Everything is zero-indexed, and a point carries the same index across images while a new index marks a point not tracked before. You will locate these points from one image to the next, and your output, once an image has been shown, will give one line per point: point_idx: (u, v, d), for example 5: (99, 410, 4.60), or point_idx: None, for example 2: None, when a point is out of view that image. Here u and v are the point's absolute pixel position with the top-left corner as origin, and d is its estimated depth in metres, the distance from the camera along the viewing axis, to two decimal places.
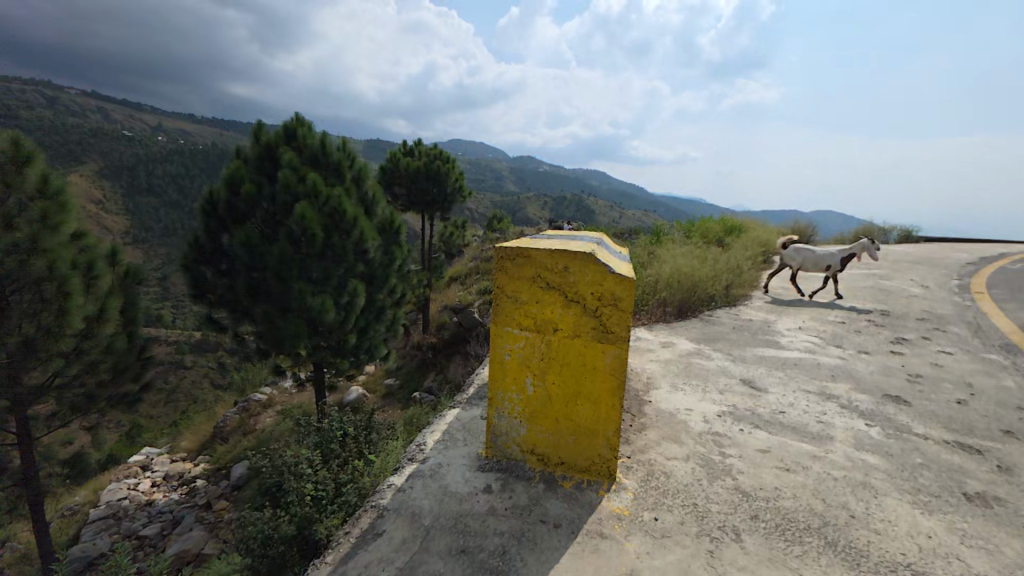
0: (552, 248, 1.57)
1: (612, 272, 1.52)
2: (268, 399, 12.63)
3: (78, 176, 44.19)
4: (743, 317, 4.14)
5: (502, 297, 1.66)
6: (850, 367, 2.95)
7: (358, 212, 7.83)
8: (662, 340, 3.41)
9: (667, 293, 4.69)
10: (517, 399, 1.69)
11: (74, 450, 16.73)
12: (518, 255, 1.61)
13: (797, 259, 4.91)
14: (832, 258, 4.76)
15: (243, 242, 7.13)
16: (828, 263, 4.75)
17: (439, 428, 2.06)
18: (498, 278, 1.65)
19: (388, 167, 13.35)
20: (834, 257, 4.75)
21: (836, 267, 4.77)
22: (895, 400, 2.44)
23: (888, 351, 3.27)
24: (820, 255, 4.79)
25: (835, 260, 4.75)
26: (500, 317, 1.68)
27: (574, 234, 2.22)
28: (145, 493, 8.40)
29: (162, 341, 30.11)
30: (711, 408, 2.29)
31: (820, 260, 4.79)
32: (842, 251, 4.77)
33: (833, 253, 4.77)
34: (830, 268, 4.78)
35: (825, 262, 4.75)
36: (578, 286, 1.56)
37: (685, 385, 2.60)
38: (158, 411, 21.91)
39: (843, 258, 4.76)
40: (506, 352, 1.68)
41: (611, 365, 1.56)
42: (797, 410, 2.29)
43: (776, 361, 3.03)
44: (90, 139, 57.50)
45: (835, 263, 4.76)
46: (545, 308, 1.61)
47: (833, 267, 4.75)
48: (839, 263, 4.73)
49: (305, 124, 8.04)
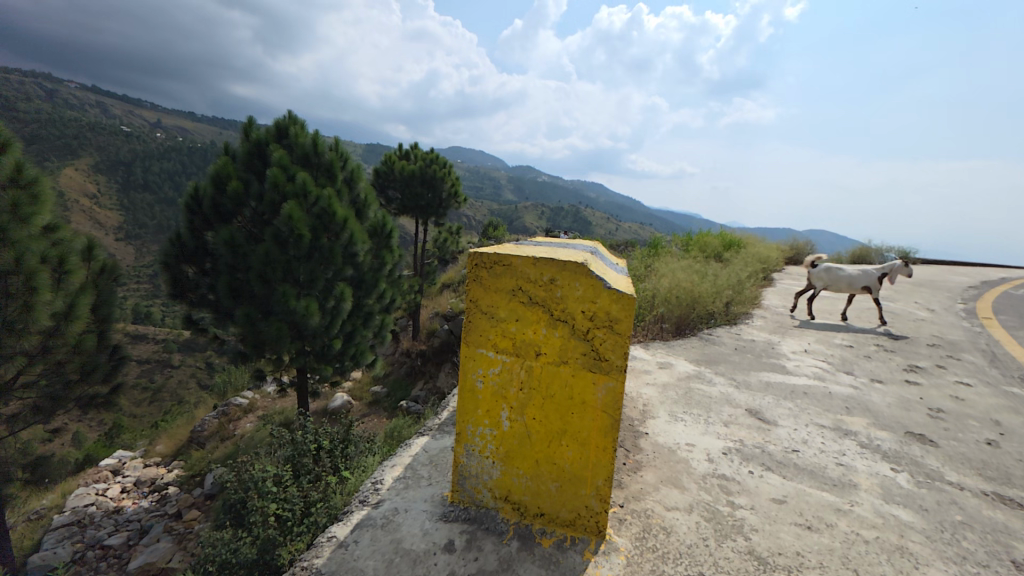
0: (536, 256, 1.31)
1: (607, 287, 1.25)
2: (250, 404, 12.21)
3: (70, 170, 43.65)
4: (745, 338, 3.87)
5: (473, 311, 1.39)
6: (864, 397, 2.69)
7: (348, 214, 7.56)
8: (660, 361, 3.14)
9: (664, 309, 4.42)
10: (491, 435, 1.41)
11: (52, 449, 16.23)
12: (495, 263, 1.33)
13: (828, 278, 4.59)
14: (869, 278, 4.50)
15: (226, 242, 6.82)
16: (865, 284, 4.48)
17: (401, 462, 1.77)
18: (471, 290, 1.38)
19: (382, 170, 13.07)
20: (871, 277, 4.49)
21: (875, 287, 4.48)
22: (919, 439, 2.18)
23: (903, 380, 3.02)
24: (855, 274, 4.52)
25: (872, 280, 4.49)
26: (472, 335, 1.40)
27: (567, 242, 1.98)
28: (113, 499, 7.96)
29: (148, 338, 29.51)
30: (716, 444, 2.01)
31: (855, 280, 4.51)
32: (877, 271, 4.53)
33: (868, 273, 4.52)
34: (867, 289, 4.51)
35: (860, 282, 4.49)
36: (566, 303, 1.30)
37: (685, 415, 2.32)
38: (142, 410, 21.33)
39: (879, 278, 4.51)
40: (478, 379, 1.41)
41: (603, 400, 1.29)
42: (812, 450, 2.02)
43: (783, 389, 2.76)
44: (86, 133, 57.00)
45: (872, 283, 4.50)
46: (524, 327, 1.34)
47: (872, 288, 4.47)
48: (877, 283, 4.48)
49: (297, 122, 7.80)
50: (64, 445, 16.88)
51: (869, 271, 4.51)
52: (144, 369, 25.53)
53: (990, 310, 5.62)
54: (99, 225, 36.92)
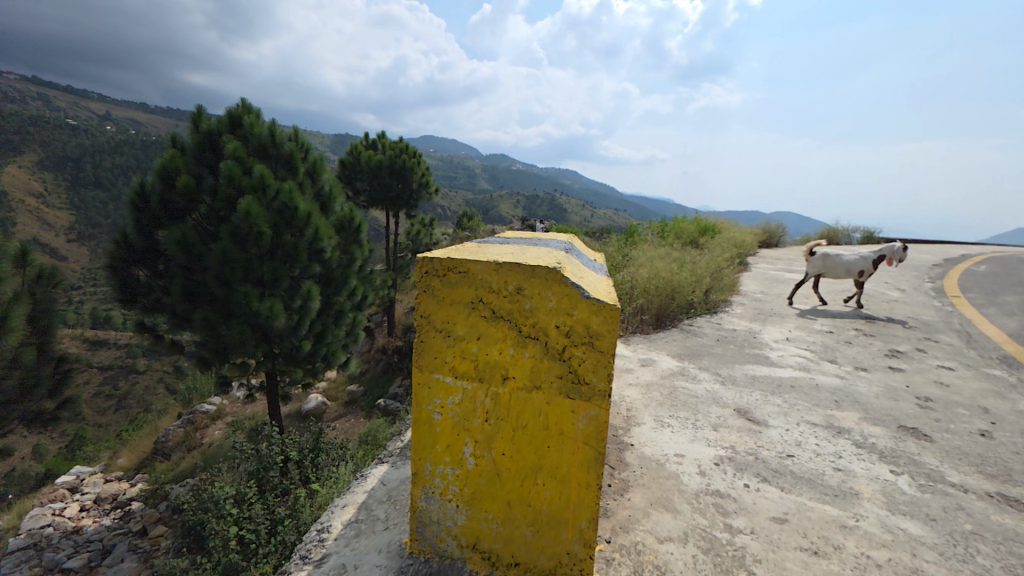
0: (498, 261, 1.08)
1: (585, 296, 1.03)
2: (218, 410, 11.64)
3: (12, 168, 40.58)
4: (726, 327, 3.75)
5: (426, 329, 1.14)
6: (852, 388, 2.59)
7: (312, 208, 7.13)
8: (642, 358, 2.97)
9: (643, 300, 4.27)
10: (453, 475, 1.19)
11: (9, 464, 15.24)
12: (450, 270, 1.10)
13: (824, 266, 4.54)
14: (865, 262, 4.39)
15: (177, 241, 6.28)
16: (861, 268, 4.38)
17: (354, 502, 1.54)
18: (422, 304, 1.14)
19: (348, 161, 12.45)
20: (867, 262, 4.38)
21: (869, 271, 4.39)
22: (913, 434, 2.09)
23: (887, 367, 2.95)
24: (852, 260, 4.42)
25: (867, 264, 4.39)
26: (425, 358, 1.15)
27: (538, 237, 1.77)
28: (72, 519, 7.42)
29: (109, 343, 27.92)
30: (707, 453, 1.85)
31: (851, 265, 4.42)
32: (873, 255, 4.43)
33: (864, 257, 4.41)
34: (863, 273, 4.40)
35: (856, 267, 4.40)
36: (537, 317, 1.07)
37: (671, 419, 2.14)
38: (108, 418, 20.25)
39: (875, 262, 4.41)
40: (436, 410, 1.17)
41: (585, 430, 1.09)
42: (807, 453, 1.88)
43: (769, 382, 2.63)
44: (29, 127, 53.24)
45: (867, 267, 4.40)
46: (488, 347, 1.11)
47: (866, 272, 4.38)
48: (872, 267, 4.39)
49: (252, 111, 7.27)
50: (25, 459, 15.94)
51: (864, 256, 4.41)
52: (107, 376, 24.20)
53: (957, 288, 5.73)
54: (49, 226, 34.57)
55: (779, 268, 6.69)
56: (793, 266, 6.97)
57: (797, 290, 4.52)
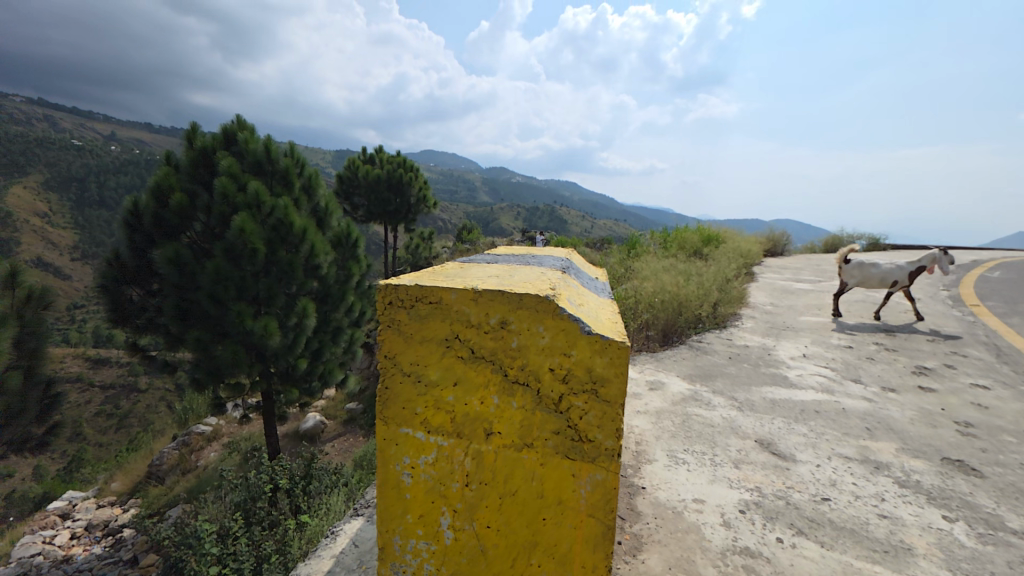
0: (477, 288, 0.88)
1: (586, 332, 0.83)
2: (214, 431, 11.34)
3: (18, 189, 40.83)
4: (737, 344, 3.51)
5: (391, 372, 0.93)
6: (883, 412, 2.36)
7: (307, 224, 6.99)
8: (650, 380, 2.73)
9: (649, 314, 4.04)
10: (428, 552, 0.96)
11: (7, 487, 14.91)
12: (418, 300, 0.89)
13: (861, 275, 4.27)
14: (901, 272, 4.20)
15: (169, 259, 6.08)
16: (896, 279, 4.20)
17: (319, 570, 1.31)
18: (385, 342, 0.92)
19: (345, 175, 12.39)
20: (903, 272, 4.19)
21: (903, 282, 4.22)
22: (960, 469, 1.87)
23: (916, 387, 2.72)
24: (888, 270, 4.21)
25: (904, 274, 4.19)
26: (391, 408, 0.94)
27: (531, 253, 1.59)
28: (62, 547, 7.13)
29: (111, 362, 27.63)
30: (730, 497, 1.61)
31: (887, 275, 4.21)
32: (910, 265, 4.22)
33: (900, 266, 4.21)
34: (897, 283, 4.23)
35: (891, 278, 4.21)
36: (527, 358, 0.86)
37: (686, 454, 1.91)
38: (108, 439, 19.87)
39: (912, 273, 4.21)
40: (406, 473, 0.95)
41: (589, 499, 0.87)
42: (843, 496, 1.64)
43: (791, 408, 2.40)
44: (34, 148, 53.96)
45: (903, 278, 4.21)
46: (466, 395, 0.90)
47: (901, 284, 4.21)
48: (908, 278, 4.20)
49: (247, 128, 7.16)
50: (25, 480, 15.62)
51: (901, 265, 4.21)
52: (109, 395, 23.85)
53: (975, 296, 5.50)
54: (53, 246, 34.64)
55: (786, 278, 6.49)
56: (801, 275, 6.74)
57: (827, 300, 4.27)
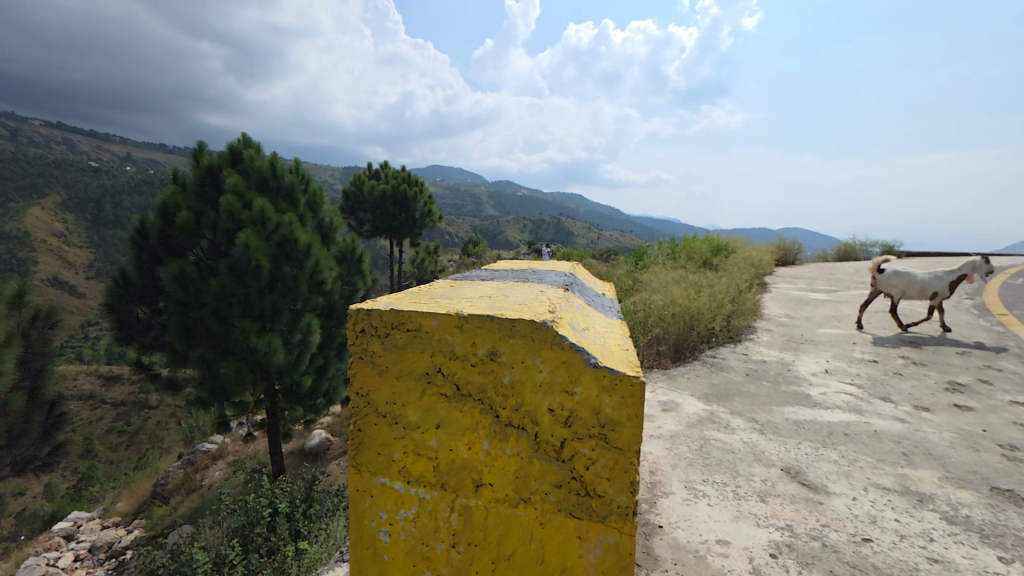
0: (464, 313, 0.75)
1: (592, 365, 0.69)
2: (219, 449, 11.21)
3: (36, 210, 41.82)
4: (754, 359, 3.33)
5: (365, 412, 0.79)
6: (919, 434, 2.18)
7: (312, 240, 6.93)
8: (662, 401, 2.56)
9: (659, 329, 3.87)
10: None
11: (18, 506, 14.83)
12: (393, 327, 0.76)
13: (901, 284, 4.06)
14: (941, 283, 4.01)
15: (175, 276, 6.04)
16: (936, 290, 4.01)
17: None
18: (357, 376, 0.79)
19: (351, 191, 12.45)
20: (943, 282, 4.00)
21: (943, 293, 4.03)
22: (1012, 501, 1.68)
23: (951, 405, 2.52)
24: (927, 280, 4.02)
25: (944, 285, 4.01)
26: (366, 454, 0.80)
27: (532, 267, 1.46)
28: (65, 570, 6.98)
29: (123, 379, 27.71)
30: (760, 539, 1.44)
31: (927, 285, 4.01)
32: (949, 275, 4.04)
33: (940, 276, 4.03)
34: (937, 294, 4.04)
35: (932, 288, 4.01)
36: (523, 394, 0.72)
37: (706, 485, 1.74)
38: (119, 455, 19.80)
39: (951, 283, 4.03)
40: (384, 530, 0.81)
41: (599, 567, 0.72)
42: (886, 536, 1.46)
43: (817, 430, 2.21)
44: (52, 171, 55.46)
45: (942, 288, 4.03)
46: (451, 439, 0.76)
47: (941, 295, 4.01)
48: (948, 289, 4.01)
49: (253, 146, 7.17)
50: (34, 499, 15.56)
51: (940, 275, 4.02)
52: (120, 413, 23.85)
53: (1001, 304, 5.26)
54: (68, 265, 35.21)
55: (800, 288, 6.28)
56: (814, 285, 6.53)
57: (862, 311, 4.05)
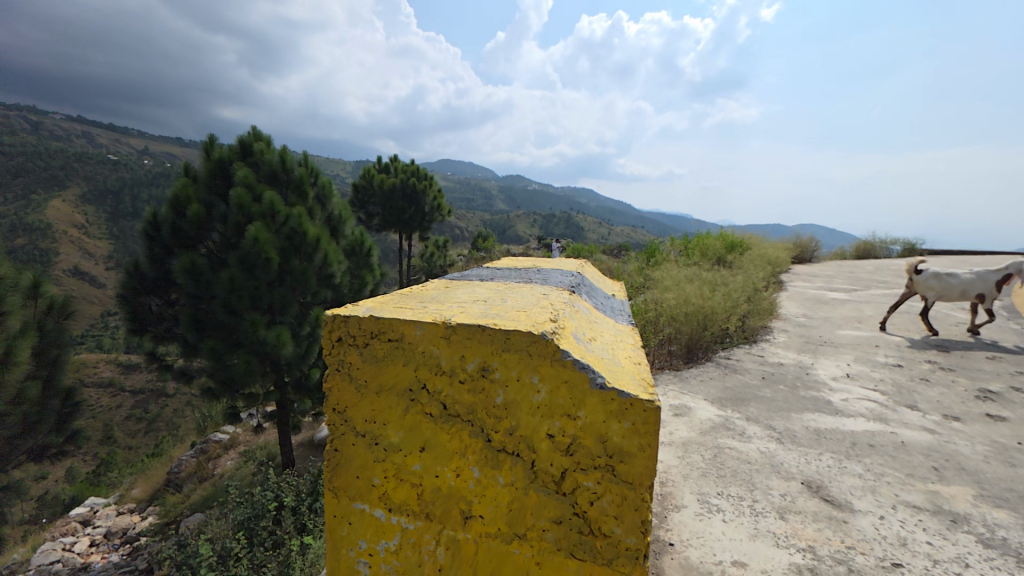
0: (451, 321, 0.65)
1: (599, 387, 0.59)
2: (231, 439, 11.36)
3: (58, 201, 42.77)
4: (771, 361, 3.20)
5: (342, 431, 0.71)
6: (949, 446, 2.04)
7: (321, 233, 6.89)
8: (674, 406, 2.45)
9: (671, 328, 3.74)
10: None
11: (41, 490, 15.24)
12: (372, 335, 0.67)
13: (939, 286, 3.86)
14: (985, 284, 3.82)
15: (185, 269, 6.06)
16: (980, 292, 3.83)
17: None
18: (334, 390, 0.70)
19: (361, 184, 12.45)
20: (988, 284, 3.81)
21: (988, 295, 3.85)
22: None
23: (983, 415, 2.37)
24: (969, 281, 3.83)
25: (988, 287, 3.82)
26: (344, 476, 0.72)
27: (537, 266, 1.37)
28: (81, 554, 7.12)
29: (141, 367, 28.27)
30: (779, 561, 1.33)
31: (969, 287, 3.83)
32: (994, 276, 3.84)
33: (983, 277, 3.83)
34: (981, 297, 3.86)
35: (975, 290, 3.83)
36: (518, 414, 0.63)
37: (720, 498, 1.64)
38: (137, 442, 20.24)
39: (996, 284, 3.84)
40: (363, 560, 0.73)
41: None
42: (919, 562, 1.34)
43: (839, 440, 2.08)
44: (72, 163, 56.56)
45: (987, 290, 3.84)
46: (437, 464, 0.67)
47: (986, 297, 3.83)
48: (994, 291, 3.83)
49: (263, 139, 7.14)
50: (56, 483, 15.95)
51: (984, 277, 3.82)
52: (138, 400, 24.33)
53: None
54: (89, 256, 35.99)
55: (818, 287, 6.08)
56: (834, 283, 6.32)
57: (889, 313, 3.86)
